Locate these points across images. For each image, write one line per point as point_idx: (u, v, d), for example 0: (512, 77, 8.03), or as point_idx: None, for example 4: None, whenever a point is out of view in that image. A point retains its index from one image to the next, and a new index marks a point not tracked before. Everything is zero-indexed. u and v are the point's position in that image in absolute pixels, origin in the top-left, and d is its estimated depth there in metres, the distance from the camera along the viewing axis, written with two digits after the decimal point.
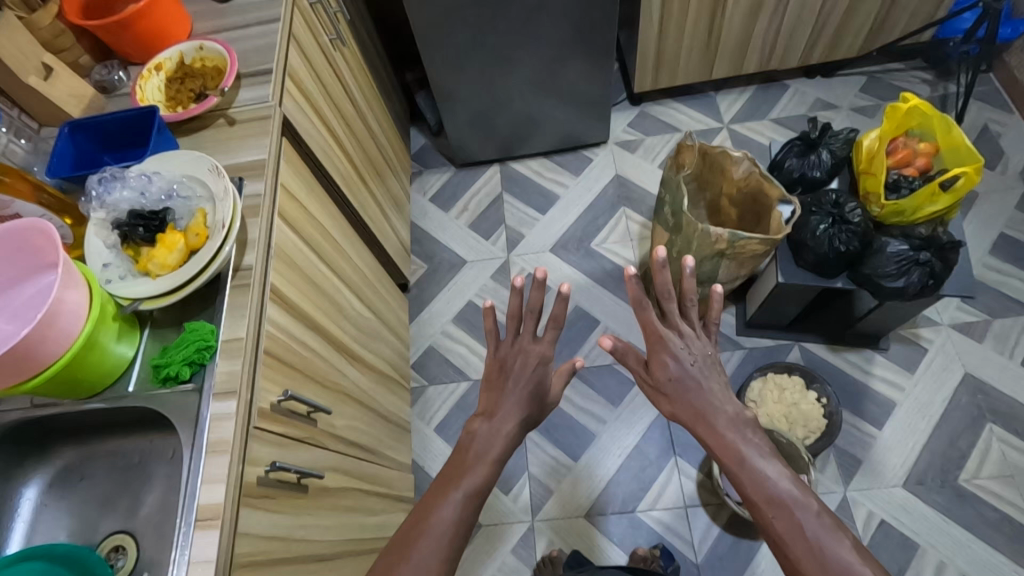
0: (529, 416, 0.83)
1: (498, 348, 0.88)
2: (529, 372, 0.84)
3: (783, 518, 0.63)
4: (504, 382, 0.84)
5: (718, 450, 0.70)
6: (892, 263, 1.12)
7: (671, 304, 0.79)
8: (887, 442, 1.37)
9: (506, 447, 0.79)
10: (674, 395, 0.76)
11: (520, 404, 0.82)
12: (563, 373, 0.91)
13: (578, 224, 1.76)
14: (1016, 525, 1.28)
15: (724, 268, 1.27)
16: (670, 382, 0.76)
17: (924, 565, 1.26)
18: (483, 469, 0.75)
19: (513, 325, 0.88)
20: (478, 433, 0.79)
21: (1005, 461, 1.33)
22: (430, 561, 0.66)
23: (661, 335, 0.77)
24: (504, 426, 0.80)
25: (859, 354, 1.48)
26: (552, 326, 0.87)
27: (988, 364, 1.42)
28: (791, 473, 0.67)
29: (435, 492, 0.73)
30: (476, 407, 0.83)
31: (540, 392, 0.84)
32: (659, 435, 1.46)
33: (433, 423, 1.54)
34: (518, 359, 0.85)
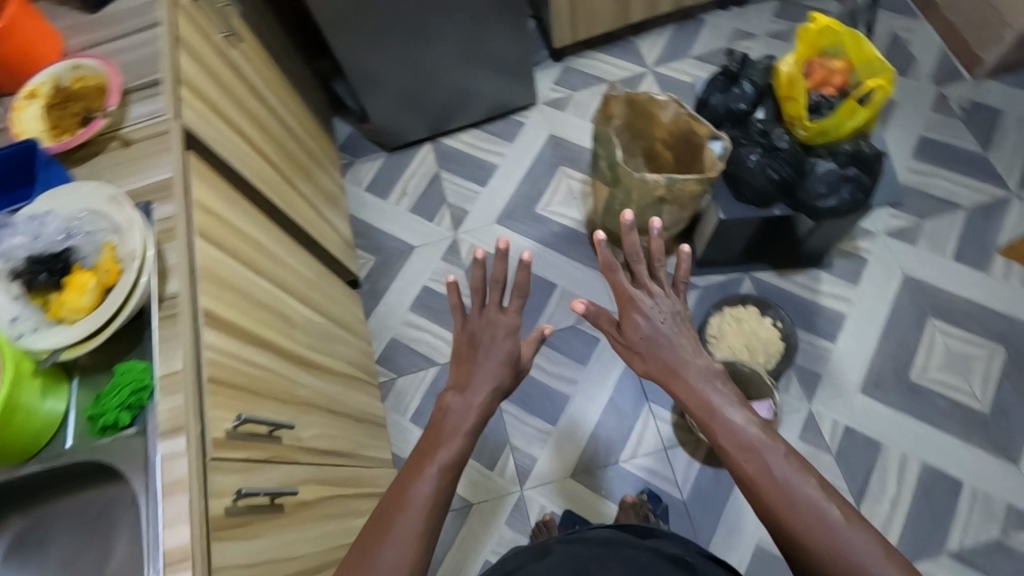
0: (502, 385, 0.84)
1: (465, 322, 0.88)
2: (507, 347, 0.86)
3: (754, 462, 0.64)
4: (474, 354, 0.85)
5: (690, 403, 0.72)
6: (822, 183, 1.15)
7: (641, 265, 0.81)
8: (842, 353, 1.44)
9: (479, 418, 0.79)
10: (645, 354, 0.78)
11: (497, 380, 0.83)
12: (532, 342, 0.92)
13: (521, 192, 1.74)
14: (965, 409, 1.36)
15: (667, 213, 1.28)
16: (642, 342, 0.78)
17: (889, 460, 1.34)
18: (457, 442, 0.75)
19: (478, 299, 0.89)
20: (450, 407, 0.80)
21: (949, 351, 1.41)
22: (408, 537, 0.66)
23: (634, 298, 0.80)
24: (476, 399, 0.80)
25: (806, 275, 1.53)
26: (517, 295, 0.87)
27: (925, 264, 1.50)
28: (758, 418, 0.69)
29: (410, 468, 0.73)
30: (447, 382, 0.84)
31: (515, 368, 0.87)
32: (631, 386, 1.49)
33: (408, 414, 1.53)
34: (489, 329, 0.86)
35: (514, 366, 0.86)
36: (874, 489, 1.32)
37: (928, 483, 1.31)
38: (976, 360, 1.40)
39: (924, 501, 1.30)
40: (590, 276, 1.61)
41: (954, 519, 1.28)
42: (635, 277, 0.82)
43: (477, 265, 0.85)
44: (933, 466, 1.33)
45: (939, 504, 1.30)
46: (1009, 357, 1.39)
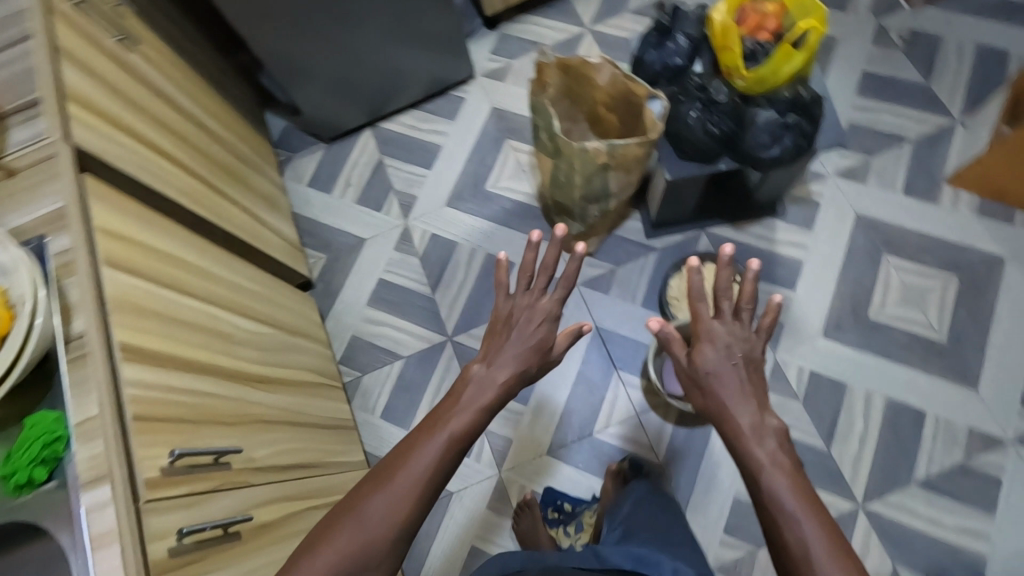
0: (525, 368, 0.92)
1: (508, 300, 0.98)
2: (538, 333, 0.94)
3: (793, 534, 0.70)
4: (508, 332, 0.95)
5: (741, 451, 0.79)
6: (764, 133, 1.13)
7: (724, 302, 0.88)
8: (802, 300, 1.44)
9: (497, 394, 0.88)
10: (707, 389, 0.85)
11: (523, 364, 0.92)
12: (570, 334, 0.99)
13: (468, 170, 1.68)
14: (924, 340, 1.38)
15: (614, 180, 1.24)
16: (713, 376, 0.85)
17: (854, 399, 1.36)
18: (466, 416, 0.83)
19: (526, 283, 0.99)
20: (474, 376, 0.89)
21: (904, 286, 1.43)
22: (402, 497, 0.74)
23: (719, 333, 0.87)
24: (498, 375, 0.90)
25: (761, 225, 1.51)
26: (562, 284, 0.97)
27: (876, 201, 1.50)
28: (805, 491, 0.74)
29: (422, 434, 0.81)
30: (478, 354, 0.93)
31: (544, 356, 0.95)
32: (599, 356, 1.48)
33: (378, 411, 1.50)
34: (527, 312, 0.96)
35: (544, 354, 0.95)
36: (841, 430, 1.34)
37: (893, 418, 1.34)
38: (930, 292, 1.41)
39: (890, 436, 1.33)
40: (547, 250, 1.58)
41: (919, 448, 1.31)
42: (715, 311, 0.89)
43: (530, 249, 0.96)
44: (896, 400, 1.35)
45: (904, 437, 1.32)
46: (962, 285, 1.41)
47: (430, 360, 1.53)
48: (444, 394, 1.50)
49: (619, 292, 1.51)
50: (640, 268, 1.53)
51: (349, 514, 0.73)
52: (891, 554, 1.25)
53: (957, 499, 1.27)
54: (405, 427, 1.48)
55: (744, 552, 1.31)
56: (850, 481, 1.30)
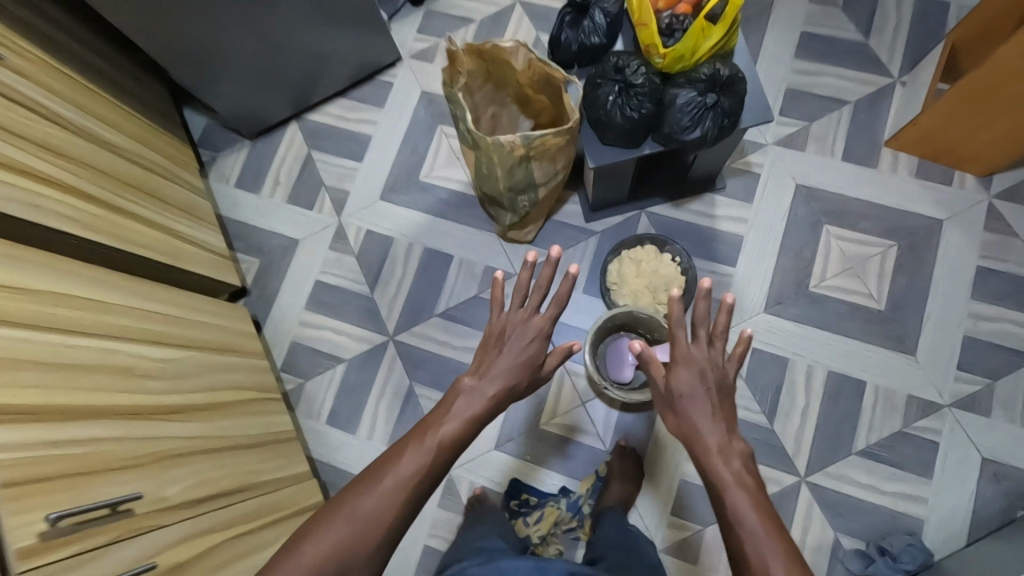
0: (516, 385, 0.88)
1: (501, 314, 0.92)
2: (530, 351, 0.89)
3: (754, 552, 0.73)
4: (499, 345, 0.90)
5: (707, 473, 0.81)
6: (684, 114, 1.07)
7: (702, 331, 0.88)
8: (743, 276, 1.42)
9: (486, 408, 0.85)
10: (681, 410, 0.86)
11: (515, 382, 0.88)
12: (561, 353, 0.93)
13: (400, 160, 1.61)
14: (864, 310, 1.37)
15: (538, 170, 1.19)
16: (690, 400, 0.85)
17: (797, 373, 1.36)
18: (458, 426, 0.81)
19: (520, 298, 0.92)
20: (464, 388, 0.85)
21: (844, 255, 1.41)
22: (391, 499, 0.73)
23: (699, 359, 0.87)
24: (490, 387, 0.86)
25: (701, 201, 1.48)
26: (556, 303, 0.92)
27: (816, 170, 1.46)
28: (768, 514, 0.76)
29: (412, 438, 0.80)
30: (469, 365, 0.89)
31: (536, 372, 0.91)
32: None
33: (323, 417, 1.48)
34: (521, 326, 0.91)
35: (535, 371, 0.90)
36: (784, 405, 1.34)
37: (834, 389, 1.34)
38: (870, 260, 1.40)
39: (832, 408, 1.33)
40: (486, 240, 1.53)
41: (860, 419, 1.32)
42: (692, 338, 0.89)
43: (526, 270, 0.90)
44: (838, 371, 1.35)
45: (845, 408, 1.33)
46: (901, 251, 1.39)
47: (373, 361, 1.50)
48: (388, 395, 1.47)
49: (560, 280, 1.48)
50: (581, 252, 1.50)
51: (336, 513, 0.73)
52: (833, 523, 1.28)
53: (896, 466, 1.29)
54: (351, 431, 1.46)
55: (692, 531, 1.33)
56: (793, 455, 1.32)
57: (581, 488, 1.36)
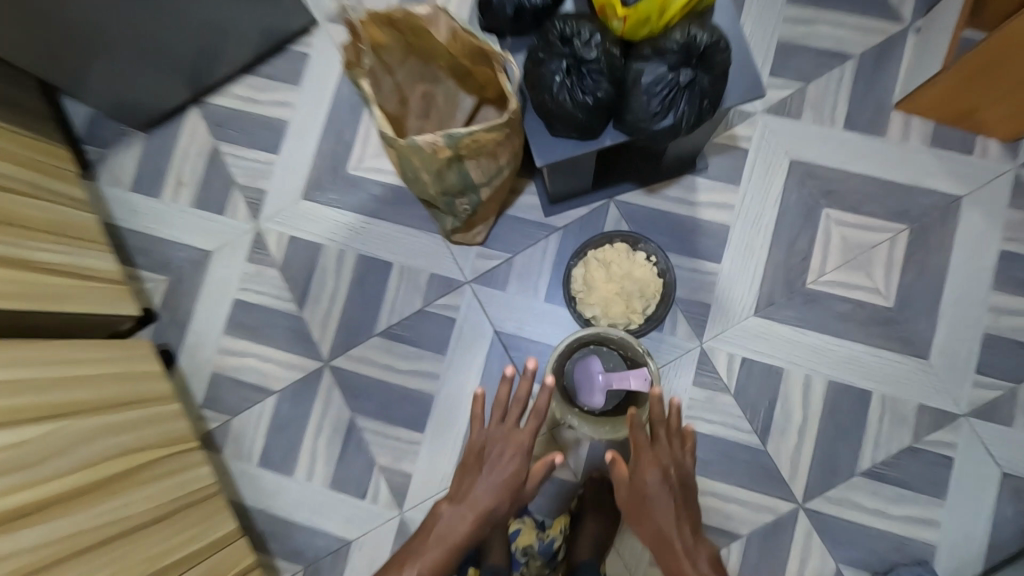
0: (497, 507, 0.95)
1: (482, 430, 0.99)
2: (509, 468, 0.97)
3: None
4: (480, 465, 0.97)
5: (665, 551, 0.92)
6: (651, 98, 0.85)
7: (661, 430, 0.95)
8: (729, 274, 1.22)
9: (469, 530, 0.94)
10: (648, 512, 0.93)
11: (497, 502, 0.95)
12: (545, 466, 0.98)
13: (324, 150, 1.35)
14: (869, 308, 1.18)
15: (475, 169, 0.96)
16: (656, 497, 0.92)
17: (792, 386, 1.18)
18: (439, 550, 0.94)
19: (499, 414, 0.99)
20: (443, 515, 0.96)
21: (846, 243, 1.20)
22: None
23: (664, 458, 0.94)
24: (469, 511, 0.95)
25: (679, 186, 1.25)
26: (535, 417, 0.98)
27: (813, 142, 1.23)
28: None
29: (396, 566, 0.95)
30: (448, 489, 0.99)
31: (518, 488, 0.97)
32: (501, 366, 1.25)
33: (254, 458, 1.29)
34: (500, 444, 0.98)
35: (519, 488, 0.97)
36: (778, 423, 1.17)
37: (835, 402, 1.17)
38: (877, 248, 1.19)
39: (833, 423, 1.16)
40: (429, 243, 1.30)
41: (864, 435, 1.15)
42: (654, 439, 0.95)
43: (505, 383, 0.98)
44: (839, 381, 1.17)
45: (848, 423, 1.16)
46: (913, 236, 1.19)
47: (307, 391, 1.30)
48: (327, 430, 1.28)
49: (518, 287, 1.27)
50: (541, 252, 1.28)
51: None
52: (834, 553, 1.14)
53: (905, 486, 1.13)
54: (288, 473, 1.27)
55: None
56: (789, 480, 1.16)
57: (556, 530, 1.18)
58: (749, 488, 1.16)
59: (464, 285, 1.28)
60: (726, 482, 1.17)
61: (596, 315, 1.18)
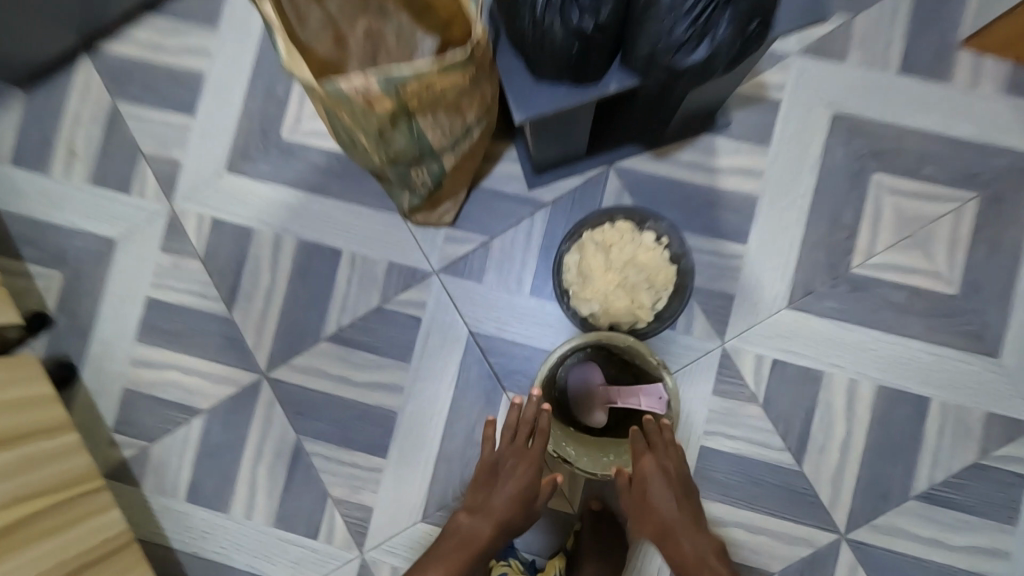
0: (511, 524, 0.84)
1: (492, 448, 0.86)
2: (524, 479, 0.84)
3: None
4: (492, 481, 0.85)
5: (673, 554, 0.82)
6: (678, 17, 0.61)
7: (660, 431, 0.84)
8: (757, 257, 0.99)
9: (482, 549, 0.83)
10: (650, 514, 0.83)
11: (512, 516, 0.84)
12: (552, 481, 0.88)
13: (251, 110, 1.08)
14: (928, 296, 0.96)
15: (430, 129, 0.71)
16: (664, 508, 0.82)
17: (833, 392, 0.97)
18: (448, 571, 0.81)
19: (510, 431, 0.86)
20: (457, 531, 0.84)
21: (901, 217, 0.98)
22: None
23: (667, 465, 0.83)
24: (483, 530, 0.83)
25: (694, 148, 1.01)
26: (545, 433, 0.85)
27: (861, 90, 0.99)
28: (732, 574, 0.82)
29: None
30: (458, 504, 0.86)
31: (535, 501, 0.85)
32: (479, 375, 1.02)
33: (181, 493, 1.06)
34: (514, 460, 0.85)
35: (536, 500, 0.85)
36: (817, 437, 0.97)
37: (885, 412, 0.96)
38: (938, 222, 0.97)
39: (882, 437, 0.96)
40: (385, 225, 1.05)
41: (920, 450, 0.95)
42: (653, 440, 0.84)
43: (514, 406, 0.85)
44: (890, 387, 0.96)
45: (900, 436, 0.96)
46: (983, 207, 0.97)
47: (243, 410, 1.06)
48: (269, 457, 1.05)
49: (497, 278, 1.03)
50: (524, 233, 1.03)
51: None
52: None
53: (969, 512, 0.94)
54: (223, 509, 1.05)
55: None
56: (829, 506, 0.96)
57: None
58: (780, 517, 0.96)
59: (431, 276, 1.03)
60: (753, 510, 0.97)
61: (594, 313, 0.94)
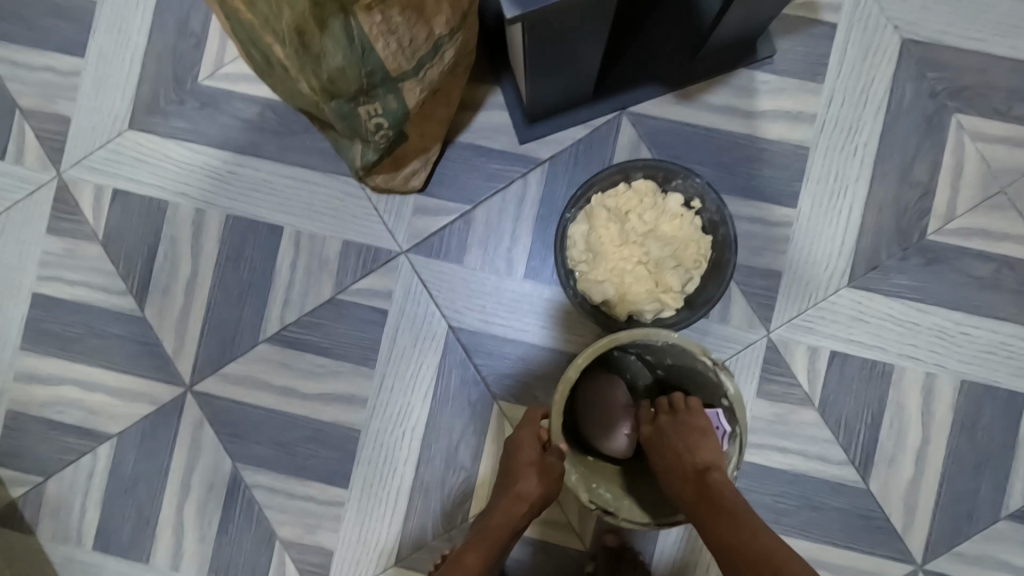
0: (530, 500, 0.64)
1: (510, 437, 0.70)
2: (524, 440, 0.66)
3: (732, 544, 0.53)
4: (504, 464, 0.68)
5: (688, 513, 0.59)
6: None
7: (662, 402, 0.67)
8: (810, 224, 0.79)
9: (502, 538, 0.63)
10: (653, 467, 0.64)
11: (521, 483, 0.64)
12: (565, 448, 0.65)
13: (159, 49, 0.84)
14: (1020, 268, 0.78)
15: (380, 37, 0.49)
16: (664, 473, 0.62)
17: (905, 390, 0.78)
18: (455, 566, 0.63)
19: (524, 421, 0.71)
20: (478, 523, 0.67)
21: (987, 170, 0.78)
22: None
23: (663, 429, 0.64)
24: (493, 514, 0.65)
25: (728, 88, 0.79)
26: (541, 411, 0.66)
27: (938, 10, 0.78)
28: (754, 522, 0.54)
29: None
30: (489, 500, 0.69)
31: (546, 462, 0.64)
32: (462, 381, 0.81)
33: (87, 539, 0.83)
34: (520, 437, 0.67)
35: (546, 458, 0.64)
36: (886, 447, 0.78)
37: (969, 413, 0.78)
38: None
39: (966, 445, 0.78)
40: (336, 192, 0.82)
41: (1011, 457, 0.77)
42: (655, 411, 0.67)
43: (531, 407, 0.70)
44: (976, 381, 0.78)
45: (988, 443, 0.77)
46: None
47: (163, 433, 0.83)
48: (198, 490, 0.83)
49: (483, 257, 0.81)
50: (515, 200, 0.81)
51: None
52: None
53: None
54: (141, 559, 0.83)
55: None
56: (901, 530, 0.77)
57: None
58: (841, 548, 0.78)
59: (399, 257, 0.81)
60: (809, 539, 0.78)
61: (608, 299, 0.74)
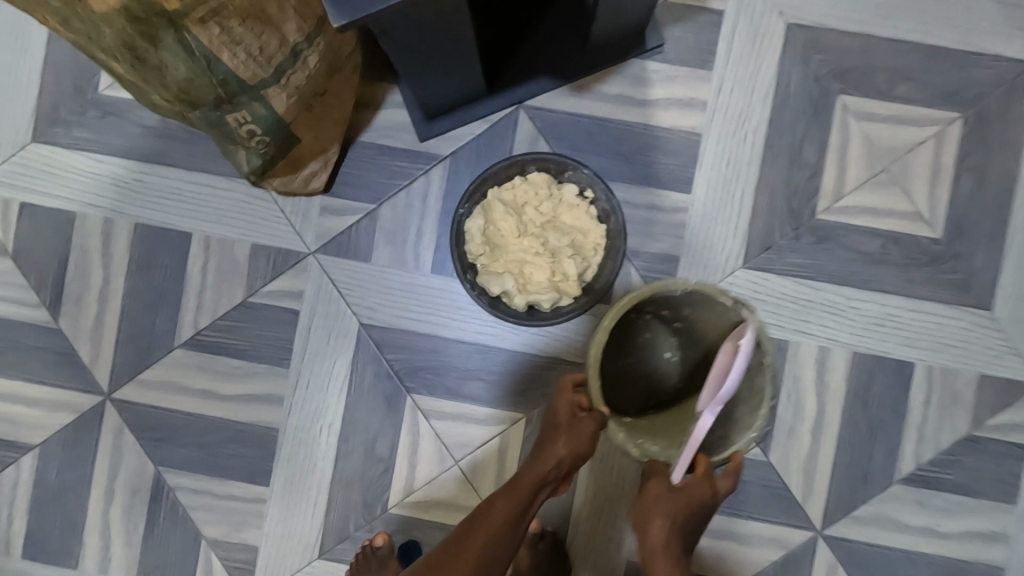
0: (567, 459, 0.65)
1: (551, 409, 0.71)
2: (560, 403, 0.68)
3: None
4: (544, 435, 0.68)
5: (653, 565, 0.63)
6: None
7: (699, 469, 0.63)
8: (706, 208, 0.81)
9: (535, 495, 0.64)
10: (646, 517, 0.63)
11: (553, 443, 0.66)
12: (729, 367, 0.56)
13: (58, 59, 0.84)
14: (906, 243, 0.81)
15: (220, 45, 0.50)
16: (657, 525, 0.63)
17: (801, 365, 0.81)
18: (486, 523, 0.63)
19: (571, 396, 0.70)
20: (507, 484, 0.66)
21: (871, 149, 0.81)
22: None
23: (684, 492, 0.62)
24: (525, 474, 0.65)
25: (620, 78, 0.81)
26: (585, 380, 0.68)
27: None
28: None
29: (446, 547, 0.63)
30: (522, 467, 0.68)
31: (579, 426, 0.65)
32: (376, 375, 0.83)
33: (16, 547, 0.85)
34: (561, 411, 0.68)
35: (577, 421, 0.65)
36: (785, 420, 0.81)
37: (862, 384, 0.81)
38: (916, 152, 0.81)
39: (860, 414, 0.81)
40: (242, 196, 0.83)
41: (902, 425, 0.81)
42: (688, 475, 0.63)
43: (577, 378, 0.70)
44: (867, 354, 0.81)
45: (880, 411, 0.81)
46: (967, 131, 0.81)
47: (84, 440, 0.84)
48: (123, 494, 0.84)
49: (390, 255, 0.82)
50: (418, 196, 0.82)
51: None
52: None
53: (960, 493, 0.81)
54: (71, 565, 0.84)
55: None
56: (801, 499, 0.81)
57: None
58: (746, 518, 0.81)
59: (307, 258, 0.83)
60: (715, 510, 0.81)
61: (507, 291, 0.75)
